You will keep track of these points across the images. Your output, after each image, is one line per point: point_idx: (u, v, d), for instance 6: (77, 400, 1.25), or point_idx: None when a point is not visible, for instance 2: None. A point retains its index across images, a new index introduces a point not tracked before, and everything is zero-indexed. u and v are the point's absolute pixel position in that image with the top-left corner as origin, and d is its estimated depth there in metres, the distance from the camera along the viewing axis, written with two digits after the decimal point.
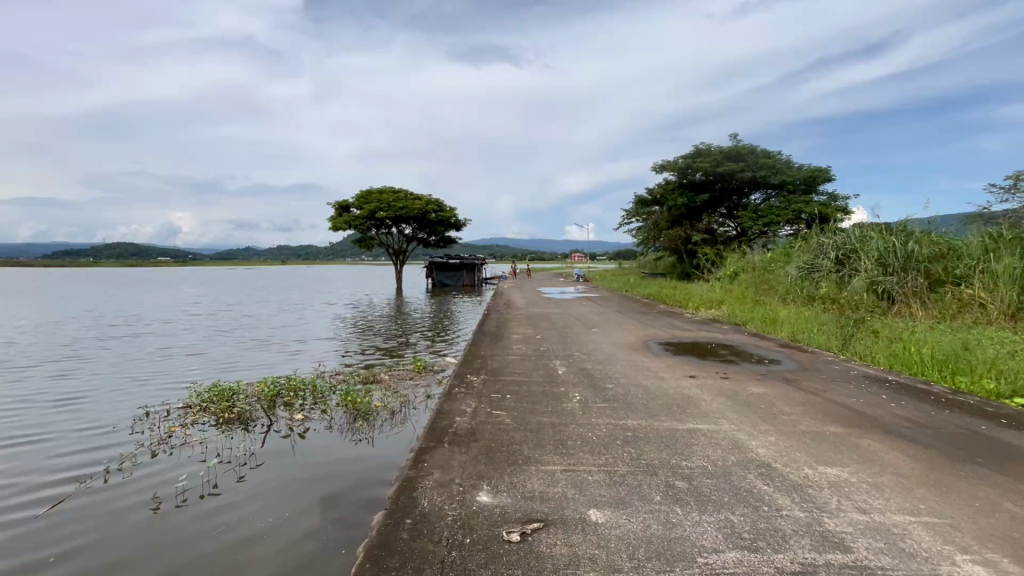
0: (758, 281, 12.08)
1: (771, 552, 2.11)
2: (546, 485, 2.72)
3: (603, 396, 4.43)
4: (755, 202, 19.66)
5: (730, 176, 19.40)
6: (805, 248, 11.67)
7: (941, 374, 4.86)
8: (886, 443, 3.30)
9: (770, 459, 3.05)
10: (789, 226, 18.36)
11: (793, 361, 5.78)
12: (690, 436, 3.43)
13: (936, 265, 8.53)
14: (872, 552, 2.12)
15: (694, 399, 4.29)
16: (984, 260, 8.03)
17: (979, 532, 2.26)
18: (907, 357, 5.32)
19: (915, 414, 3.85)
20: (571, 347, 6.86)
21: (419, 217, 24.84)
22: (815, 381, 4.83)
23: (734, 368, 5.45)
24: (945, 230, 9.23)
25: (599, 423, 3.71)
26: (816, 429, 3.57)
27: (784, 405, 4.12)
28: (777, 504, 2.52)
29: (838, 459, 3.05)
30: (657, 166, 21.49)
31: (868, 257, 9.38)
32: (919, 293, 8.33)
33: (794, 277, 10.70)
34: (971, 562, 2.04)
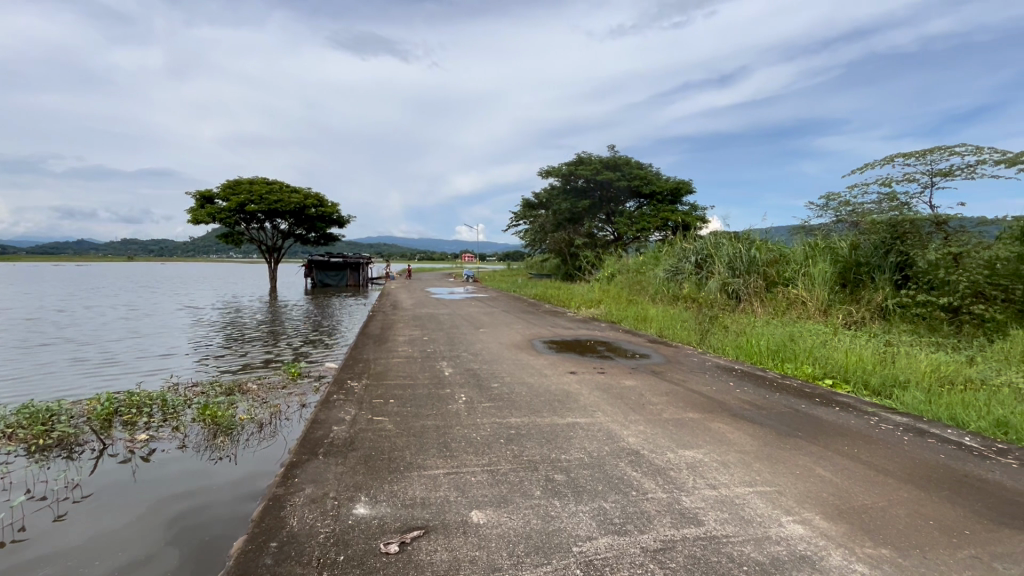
0: (632, 281, 13.15)
1: (637, 533, 2.28)
2: (428, 490, 2.66)
3: (488, 395, 4.48)
4: (630, 209, 21.38)
5: (609, 185, 20.96)
6: (671, 252, 12.97)
7: (773, 362, 5.72)
8: (733, 424, 3.76)
9: (638, 446, 3.31)
10: (658, 232, 20.25)
11: (660, 355, 6.38)
12: (568, 430, 3.59)
13: (771, 268, 9.98)
14: (719, 522, 2.39)
15: (573, 394, 4.51)
16: (805, 264, 9.58)
17: (799, 495, 2.67)
18: (749, 348, 6.17)
19: (754, 397, 4.45)
20: (459, 347, 6.87)
21: (297, 211, 23.10)
22: (677, 372, 5.37)
23: (610, 363, 5.85)
24: (778, 239, 10.83)
25: (484, 423, 3.73)
26: (677, 415, 3.96)
27: (651, 395, 4.50)
28: (644, 488, 2.73)
29: (694, 442, 3.40)
30: (544, 171, 22.47)
31: (720, 261, 10.72)
32: (758, 293, 9.67)
33: (662, 279, 11.85)
34: (793, 522, 2.40)
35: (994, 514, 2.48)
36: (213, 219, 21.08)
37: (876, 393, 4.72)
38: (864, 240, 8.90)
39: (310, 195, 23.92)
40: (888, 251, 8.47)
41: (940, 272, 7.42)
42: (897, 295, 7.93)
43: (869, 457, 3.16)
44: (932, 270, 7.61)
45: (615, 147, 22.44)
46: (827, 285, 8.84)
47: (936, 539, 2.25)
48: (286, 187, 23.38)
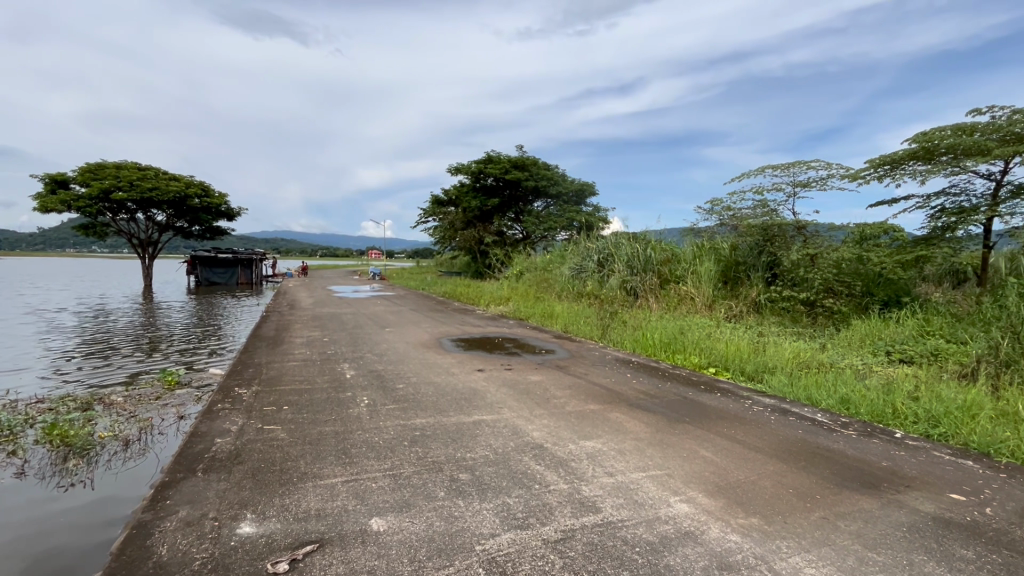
0: (540, 279, 13.50)
1: (539, 526, 2.33)
2: (324, 500, 2.50)
3: (392, 397, 4.34)
4: (537, 209, 21.88)
5: (517, 184, 21.29)
6: (576, 251, 13.52)
7: (665, 353, 6.19)
8: (629, 413, 3.99)
9: (542, 440, 3.40)
10: (564, 232, 21.01)
11: (565, 350, 6.60)
12: (474, 428, 3.59)
13: (665, 267, 10.77)
14: (615, 508, 2.52)
15: (480, 391, 4.52)
16: (693, 263, 10.46)
17: (685, 475, 2.90)
18: (644, 341, 6.60)
19: (648, 387, 4.77)
20: (363, 347, 6.59)
21: (177, 201, 20.72)
22: (580, 366, 5.60)
23: (517, 359, 5.96)
24: (669, 239, 11.71)
25: (387, 426, 3.60)
26: (579, 408, 4.12)
27: (555, 389, 4.64)
28: (546, 480, 2.80)
29: (594, 433, 3.55)
30: (453, 168, 22.30)
31: (620, 260, 11.38)
32: (653, 290, 10.40)
33: (567, 278, 12.33)
34: (680, 501, 2.59)
35: (838, 479, 2.88)
36: (69, 207, 18.26)
37: (750, 377, 5.29)
38: (741, 241, 9.94)
39: (193, 183, 21.59)
40: (760, 252, 9.54)
41: (801, 270, 8.53)
42: (767, 291, 8.97)
43: (744, 437, 3.51)
44: (794, 269, 8.71)
45: (523, 148, 22.84)
46: (711, 282, 9.74)
47: (795, 506, 2.56)
48: (163, 174, 20.89)
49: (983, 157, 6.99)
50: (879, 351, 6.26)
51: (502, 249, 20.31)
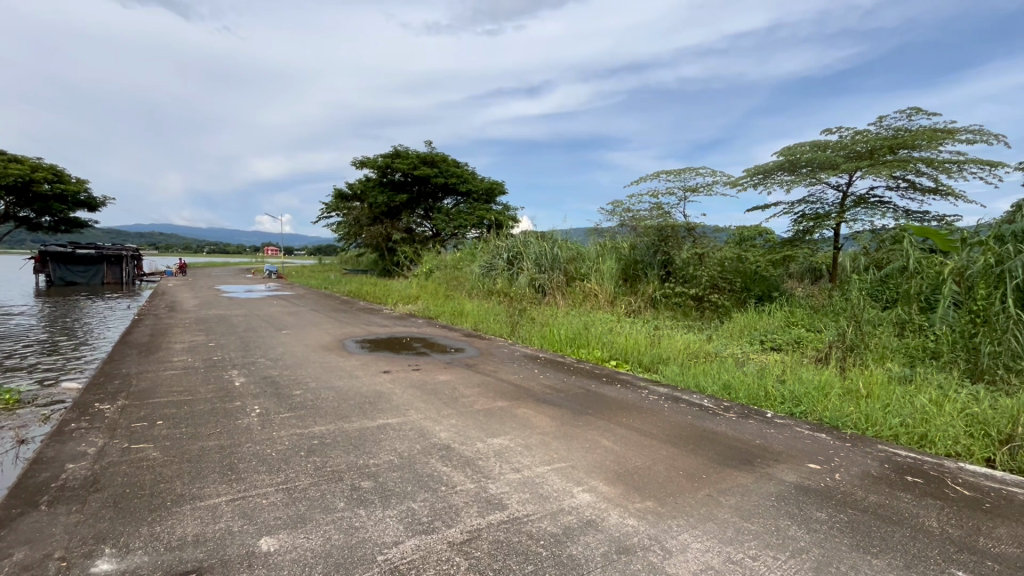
0: (449, 277, 13.38)
1: (444, 529, 2.29)
2: (204, 524, 2.25)
3: (288, 405, 4.03)
4: (447, 206, 21.61)
5: (425, 180, 20.90)
6: (485, 249, 13.60)
7: (570, 348, 6.44)
8: (536, 409, 4.07)
9: (449, 440, 3.35)
10: (474, 230, 20.98)
11: (474, 348, 6.59)
12: (378, 433, 3.44)
13: (570, 266, 11.20)
14: (521, 503, 2.55)
15: (385, 394, 4.35)
16: (596, 261, 10.96)
17: (588, 465, 3.01)
18: (551, 337, 6.80)
19: (554, 382, 4.91)
20: (255, 352, 6.07)
21: (19, 187, 17.63)
22: (489, 363, 5.62)
23: (425, 359, 5.83)
24: (574, 238, 12.18)
25: (281, 436, 3.34)
26: (488, 405, 4.12)
27: (464, 388, 4.61)
28: (453, 481, 2.76)
29: (501, 430, 3.58)
30: (358, 162, 21.33)
31: (528, 259, 11.64)
32: (560, 287, 10.79)
33: (477, 275, 12.36)
34: (583, 491, 2.69)
35: (720, 458, 3.16)
36: None
37: (647, 368, 5.67)
38: (639, 242, 10.61)
39: (41, 167, 18.50)
40: (656, 251, 10.22)
41: (691, 268, 9.25)
42: (662, 288, 9.66)
43: (640, 425, 3.73)
44: (684, 267, 9.49)
45: (431, 143, 22.42)
46: (613, 279, 10.28)
47: (684, 486, 2.77)
48: None
49: (834, 171, 8.10)
50: (754, 340, 7.02)
51: (412, 247, 19.86)
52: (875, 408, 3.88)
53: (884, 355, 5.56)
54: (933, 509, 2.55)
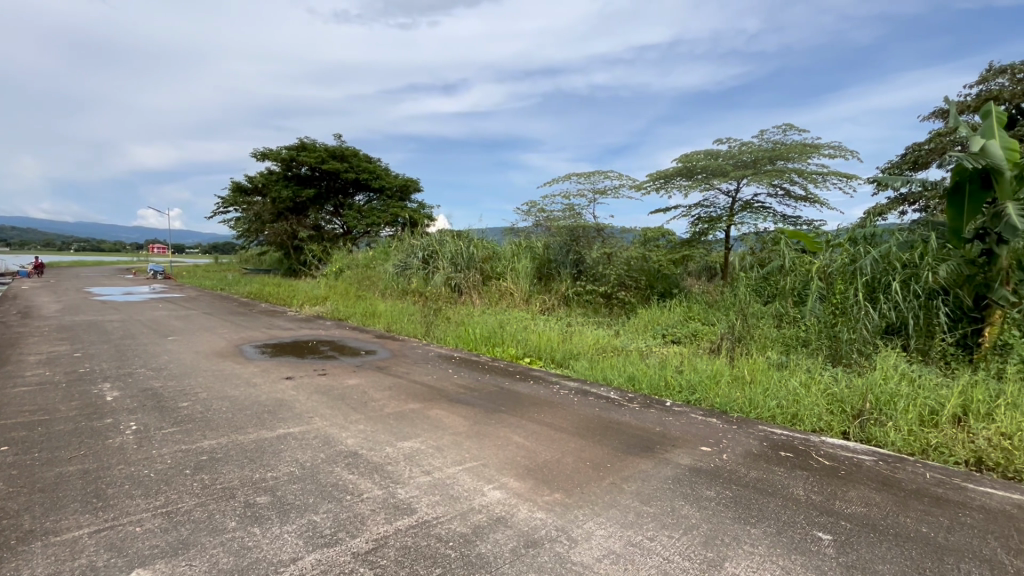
0: (361, 276, 12.86)
1: (349, 540, 2.19)
2: (59, 563, 1.95)
3: (173, 418, 3.64)
4: (359, 202, 20.78)
5: (335, 175, 19.95)
6: (399, 247, 13.26)
7: (485, 346, 6.47)
8: (449, 409, 4.03)
9: (356, 447, 3.21)
10: (388, 228, 20.39)
11: (386, 350, 6.39)
12: (278, 443, 3.22)
13: (486, 265, 11.27)
14: (430, 506, 2.51)
15: (287, 401, 4.08)
16: (511, 261, 11.10)
17: (499, 463, 3.04)
18: (466, 336, 6.79)
19: (469, 381, 4.90)
20: (132, 362, 5.40)
21: None
22: (401, 365, 5.48)
23: (333, 363, 5.55)
24: (490, 237, 12.25)
25: (163, 454, 3.00)
26: (399, 408, 4.01)
27: (374, 392, 4.44)
28: (359, 489, 2.65)
29: (412, 432, 3.50)
30: (258, 153, 19.82)
31: (443, 258, 11.53)
32: (476, 287, 10.80)
33: (391, 275, 12.02)
34: (493, 489, 2.70)
35: (624, 447, 3.33)
36: None
37: (559, 364, 5.84)
38: (552, 241, 10.89)
39: None
40: (568, 251, 10.55)
41: (600, 267, 9.81)
42: (574, 285, 10.01)
43: (551, 420, 3.83)
44: (594, 266, 9.93)
45: (340, 136, 21.40)
46: (528, 278, 10.47)
47: (590, 476, 2.88)
48: None
49: (725, 178, 8.90)
50: (657, 334, 7.51)
51: (321, 245, 18.82)
52: (757, 392, 4.31)
53: (765, 344, 6.19)
54: (801, 479, 2.89)
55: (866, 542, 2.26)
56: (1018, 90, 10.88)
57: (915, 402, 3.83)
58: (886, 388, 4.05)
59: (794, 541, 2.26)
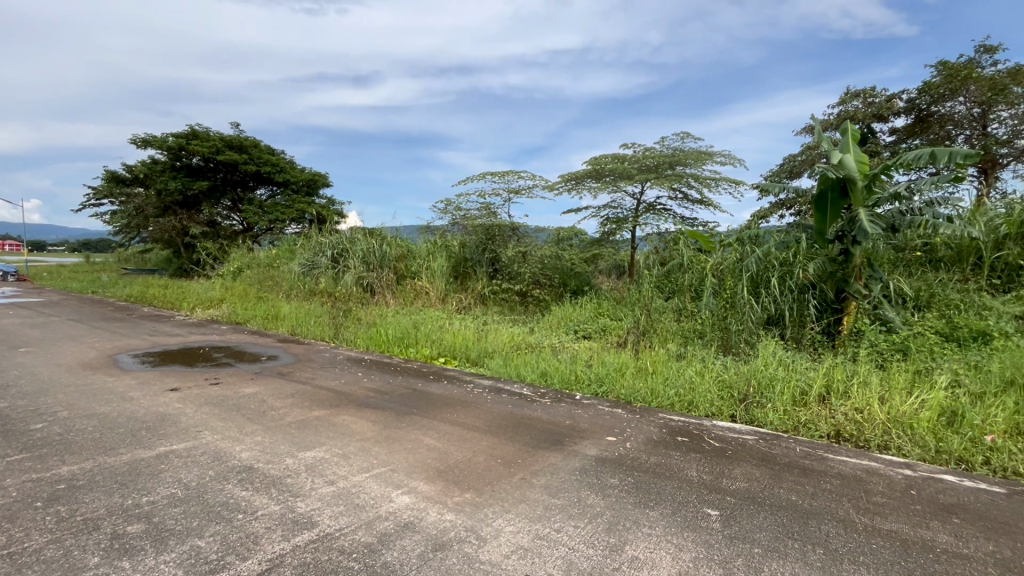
0: (262, 276, 11.95)
1: (239, 562, 2.02)
2: None
3: (22, 444, 3.13)
4: (260, 197, 19.29)
5: (232, 166, 18.35)
6: (306, 245, 12.51)
7: (398, 347, 6.30)
8: (357, 414, 3.86)
9: (252, 461, 2.97)
10: (294, 225, 19.16)
11: (290, 354, 6.00)
12: (157, 463, 2.88)
13: (400, 263, 10.97)
14: (333, 518, 2.38)
15: (170, 416, 3.68)
16: (427, 259, 10.90)
17: (409, 467, 2.96)
18: (378, 337, 6.56)
19: (379, 384, 4.73)
20: None
21: None
22: (306, 370, 5.17)
23: (227, 371, 5.10)
24: (405, 235, 11.93)
25: (5, 487, 2.56)
26: (301, 416, 3.77)
27: (274, 401, 4.14)
28: (253, 506, 2.45)
29: (316, 441, 3.30)
30: (139, 139, 17.69)
31: (354, 256, 11.07)
32: (389, 286, 10.50)
33: (297, 274, 11.35)
34: (402, 494, 2.63)
35: (534, 442, 3.40)
36: None
37: (474, 363, 5.84)
38: (467, 240, 10.84)
39: None
40: (484, 250, 10.58)
41: (515, 266, 9.98)
42: (489, 284, 10.10)
43: (464, 419, 3.81)
44: (510, 264, 10.04)
45: (238, 124, 19.69)
46: (444, 277, 10.36)
47: (501, 473, 2.90)
48: None
49: (631, 181, 9.40)
50: (569, 331, 7.78)
51: (215, 242, 17.23)
52: (658, 382, 4.60)
53: (666, 336, 6.63)
54: (693, 461, 3.12)
55: (747, 514, 2.49)
56: (868, 112, 12.63)
57: (789, 384, 4.30)
58: (766, 372, 4.52)
59: (686, 520, 2.43)
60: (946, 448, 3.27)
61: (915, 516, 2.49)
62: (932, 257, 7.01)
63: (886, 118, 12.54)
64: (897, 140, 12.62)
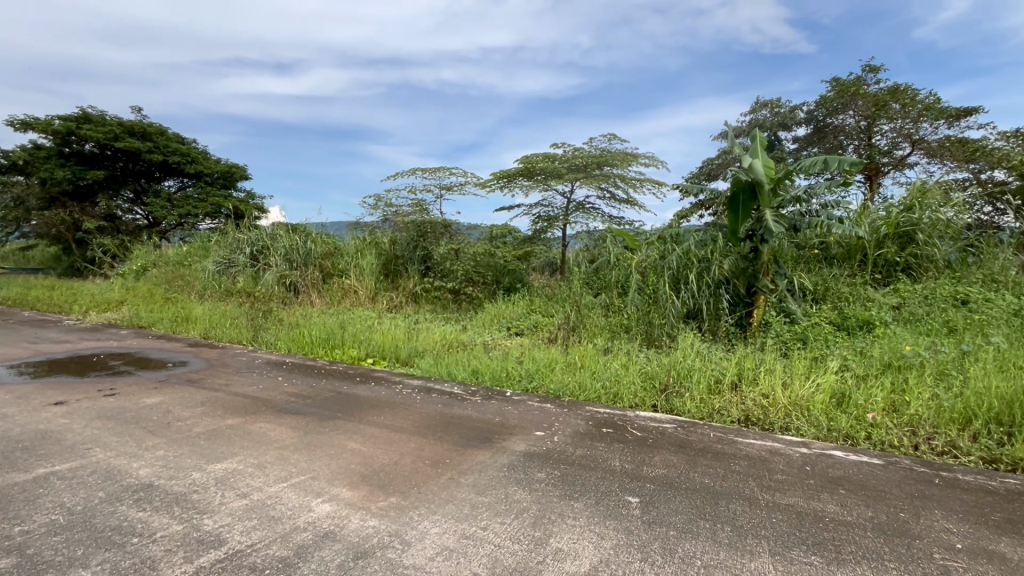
0: (171, 275, 10.98)
1: None
2: None
3: None
4: (168, 188, 17.69)
5: (134, 155, 16.69)
6: (222, 242, 11.65)
7: (324, 349, 6.03)
8: (276, 421, 3.65)
9: (152, 478, 2.71)
10: (209, 220, 17.76)
11: (201, 360, 5.55)
12: (35, 488, 2.56)
13: (327, 261, 10.50)
14: (244, 533, 2.23)
15: (54, 433, 3.27)
16: (355, 256, 10.50)
17: (332, 474, 2.83)
18: (301, 339, 6.23)
19: (301, 389, 4.49)
20: None
21: None
22: (219, 376, 4.81)
23: (126, 380, 4.63)
24: (332, 231, 11.42)
25: None
26: (212, 426, 3.50)
27: (181, 410, 3.81)
28: (151, 528, 2.23)
29: (228, 452, 3.08)
30: (18, 122, 15.64)
31: (276, 253, 10.49)
32: (315, 285, 10.04)
33: (211, 273, 10.61)
34: (322, 503, 2.51)
35: (463, 441, 3.38)
36: None
37: (404, 362, 5.72)
38: (399, 237, 10.57)
39: None
40: (415, 247, 10.38)
41: (447, 263, 9.82)
42: (421, 282, 9.92)
43: (391, 421, 3.71)
44: (442, 262, 9.91)
45: (140, 109, 17.92)
46: (373, 275, 10.04)
47: (428, 474, 2.86)
48: None
49: (561, 180, 9.60)
50: (502, 328, 7.83)
51: (113, 237, 15.54)
52: (585, 376, 4.74)
53: (595, 331, 6.85)
54: (617, 452, 3.24)
55: (665, 499, 2.62)
56: (774, 121, 13.75)
57: (705, 374, 4.58)
58: (684, 363, 4.78)
59: (609, 508, 2.52)
60: (836, 426, 3.63)
61: (808, 490, 2.74)
62: (827, 254, 7.74)
63: (790, 127, 13.70)
64: (799, 148, 13.84)
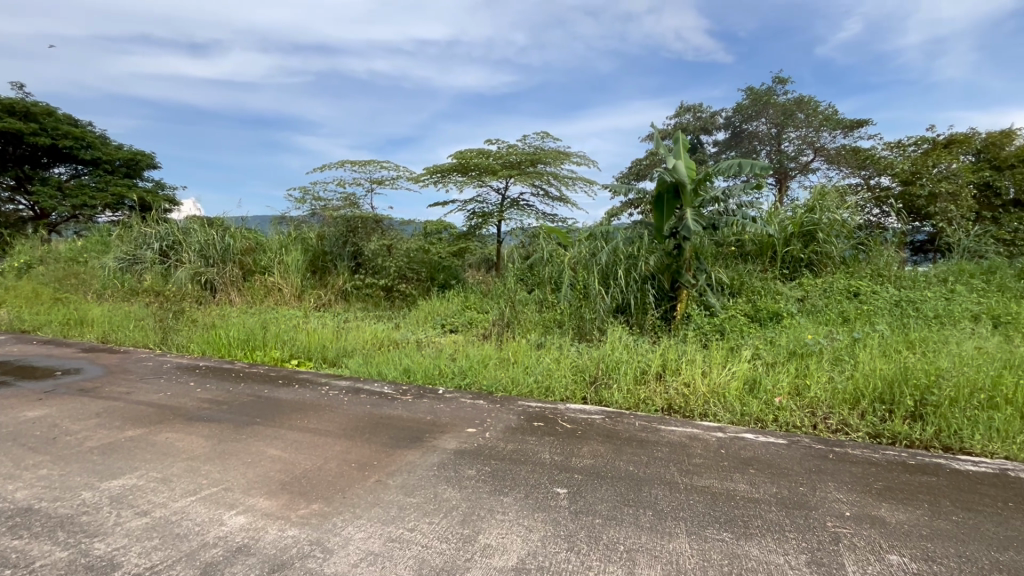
0: (63, 273, 9.85)
1: None
2: None
3: None
4: (59, 176, 15.86)
5: (16, 138, 14.81)
6: (125, 236, 10.60)
7: (243, 351, 5.66)
8: (185, 430, 3.37)
9: (32, 501, 2.41)
10: (109, 211, 16.11)
11: (98, 366, 5.02)
12: None
13: (247, 257, 9.86)
14: (143, 555, 2.03)
15: None
16: (279, 252, 9.93)
17: (248, 483, 2.65)
18: (217, 341, 5.81)
19: (216, 394, 4.18)
20: None
21: None
22: (118, 384, 4.36)
23: (3, 392, 4.08)
24: (253, 225, 10.71)
25: None
26: (108, 439, 3.17)
27: (71, 423, 3.42)
28: (28, 558, 1.98)
29: (127, 466, 2.80)
30: None
31: (189, 249, 9.73)
32: (235, 283, 9.44)
33: (113, 270, 9.64)
34: (235, 515, 2.34)
35: (392, 442, 3.29)
36: None
37: (332, 363, 5.49)
38: (327, 232, 10.12)
39: None
40: (345, 242, 9.98)
41: (378, 259, 9.51)
42: (352, 279, 9.56)
43: (316, 425, 3.54)
44: (373, 258, 9.59)
45: (23, 86, 15.92)
46: (299, 271, 9.55)
47: (353, 477, 2.76)
48: None
49: (495, 176, 9.61)
50: (436, 325, 7.74)
51: None
52: (518, 371, 4.78)
53: (528, 326, 6.94)
54: (547, 445, 3.29)
55: (592, 488, 2.70)
56: (696, 125, 14.55)
57: (632, 365, 4.77)
58: (613, 356, 4.94)
59: (538, 501, 2.55)
60: (748, 411, 3.91)
61: (722, 472, 2.92)
62: (742, 251, 8.31)
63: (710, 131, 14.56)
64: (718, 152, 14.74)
